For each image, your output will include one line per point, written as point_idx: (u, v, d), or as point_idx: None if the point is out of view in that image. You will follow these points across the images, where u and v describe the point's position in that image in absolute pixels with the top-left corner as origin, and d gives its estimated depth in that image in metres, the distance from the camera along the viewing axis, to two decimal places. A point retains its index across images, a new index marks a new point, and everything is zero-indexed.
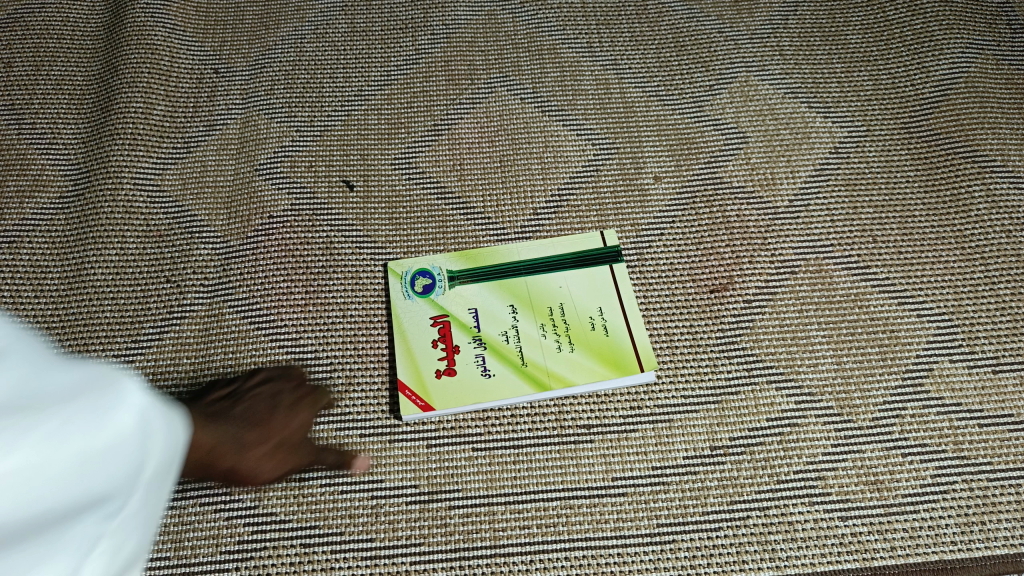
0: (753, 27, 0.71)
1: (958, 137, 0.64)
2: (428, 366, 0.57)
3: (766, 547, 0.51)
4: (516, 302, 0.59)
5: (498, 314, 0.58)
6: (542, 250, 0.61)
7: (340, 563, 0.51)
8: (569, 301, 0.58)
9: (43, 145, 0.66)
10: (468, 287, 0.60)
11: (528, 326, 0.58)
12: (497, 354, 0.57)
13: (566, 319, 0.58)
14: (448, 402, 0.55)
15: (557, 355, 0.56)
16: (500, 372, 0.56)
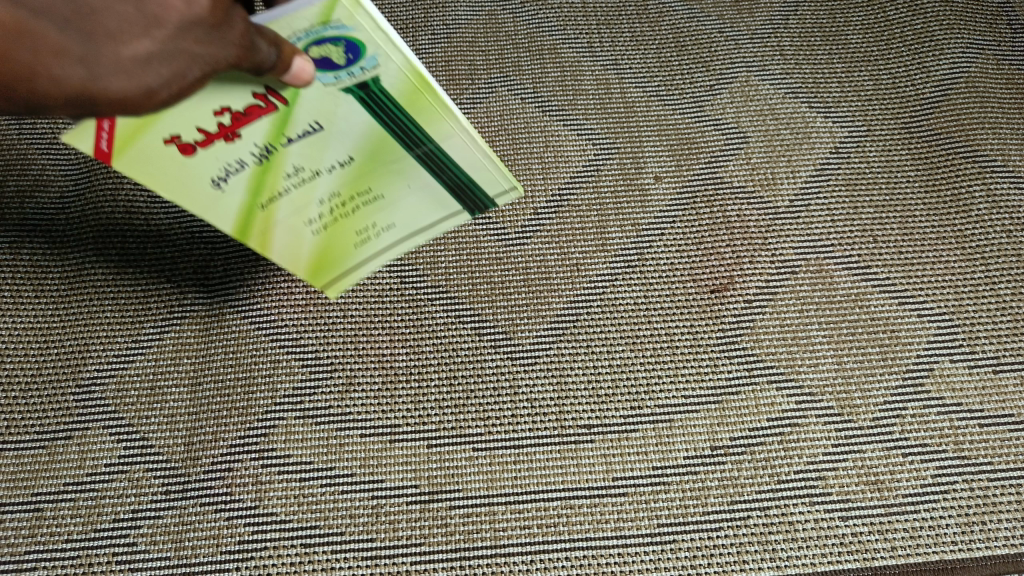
0: (753, 27, 0.71)
1: (958, 137, 0.64)
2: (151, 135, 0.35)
3: (766, 547, 0.51)
4: (330, 140, 0.39)
5: (326, 149, 0.40)
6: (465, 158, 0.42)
7: (341, 563, 0.52)
8: (410, 142, 0.41)
9: (43, 145, 0.66)
10: (359, 36, 0.34)
11: (354, 169, 0.42)
12: (279, 199, 0.41)
13: (422, 199, 0.45)
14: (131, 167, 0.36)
15: (398, 215, 0.46)
16: (230, 195, 0.39)
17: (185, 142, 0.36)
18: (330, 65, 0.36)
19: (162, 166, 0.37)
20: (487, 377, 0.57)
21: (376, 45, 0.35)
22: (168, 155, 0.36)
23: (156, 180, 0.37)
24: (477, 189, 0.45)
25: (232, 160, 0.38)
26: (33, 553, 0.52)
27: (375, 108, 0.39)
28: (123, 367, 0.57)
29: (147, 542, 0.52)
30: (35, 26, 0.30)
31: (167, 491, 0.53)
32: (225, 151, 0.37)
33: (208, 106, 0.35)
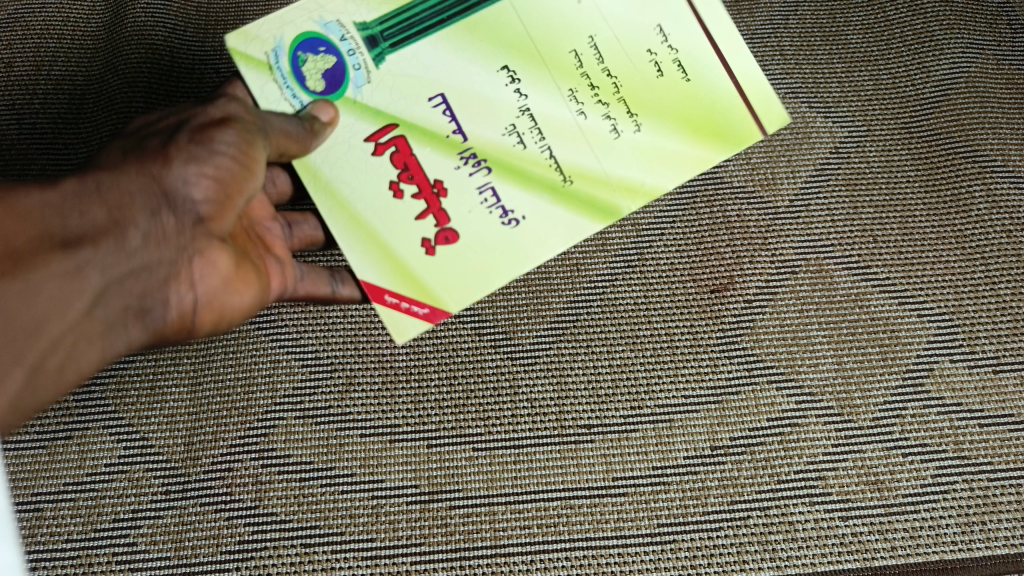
0: (771, 12, 0.67)
1: (958, 137, 0.63)
2: (414, 257, 0.48)
3: (765, 547, 0.52)
4: (470, 121, 0.48)
5: (496, 119, 0.48)
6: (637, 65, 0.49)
7: (341, 563, 0.52)
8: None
9: (43, 145, 0.64)
10: (291, 37, 0.48)
11: (557, 114, 0.48)
12: (604, 168, 0.48)
13: (654, 78, 0.49)
14: (460, 299, 0.48)
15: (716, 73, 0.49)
16: (558, 221, 0.48)
17: (432, 243, 0.48)
18: (340, 69, 0.48)
19: (451, 266, 0.48)
20: (487, 377, 0.56)
21: (317, 9, 0.49)
22: (445, 254, 0.48)
23: (468, 279, 0.48)
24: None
25: (470, 206, 0.48)
26: (34, 553, 0.52)
27: (405, 14, 0.49)
28: (123, 367, 0.56)
29: (147, 542, 0.53)
30: (72, 344, 0.39)
31: (167, 491, 0.54)
32: (482, 219, 0.48)
33: (390, 189, 0.48)
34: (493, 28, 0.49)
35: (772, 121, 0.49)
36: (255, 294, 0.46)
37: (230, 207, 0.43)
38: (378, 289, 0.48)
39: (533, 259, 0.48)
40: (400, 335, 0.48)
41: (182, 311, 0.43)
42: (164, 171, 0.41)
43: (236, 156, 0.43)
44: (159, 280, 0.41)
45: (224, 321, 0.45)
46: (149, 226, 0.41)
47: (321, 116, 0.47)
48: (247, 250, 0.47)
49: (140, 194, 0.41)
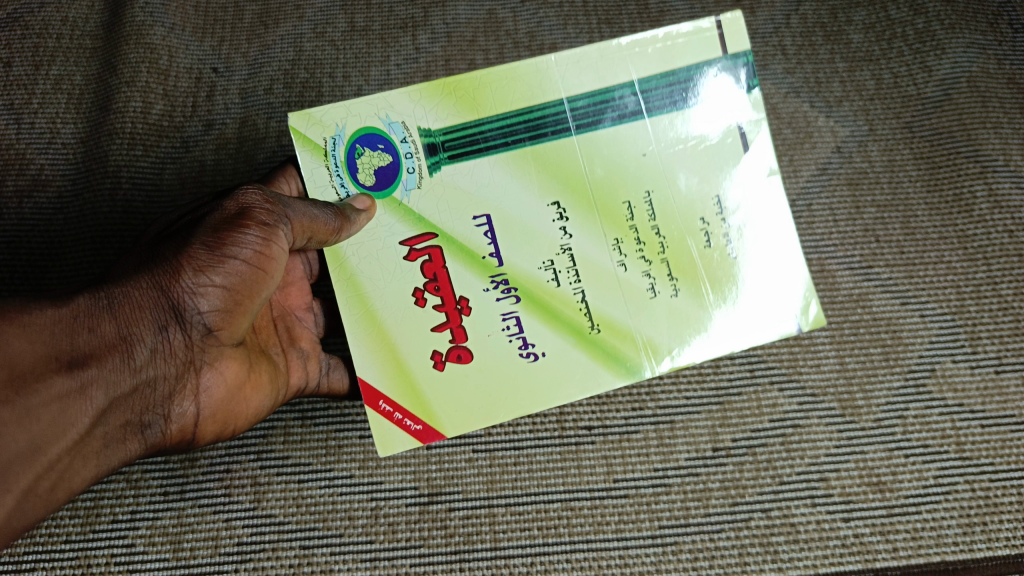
0: (773, 7, 0.66)
1: (960, 137, 0.62)
2: (421, 368, 0.50)
3: (767, 549, 0.52)
4: (508, 246, 0.51)
5: (530, 235, 0.51)
6: (697, 195, 0.51)
7: (340, 565, 0.52)
8: (569, 132, 0.50)
9: (42, 145, 0.63)
10: (352, 129, 0.50)
11: (599, 262, 0.51)
12: (632, 326, 0.51)
13: (704, 246, 0.51)
14: (459, 425, 0.50)
15: (765, 259, 0.51)
16: (576, 364, 0.51)
17: (442, 359, 0.50)
18: (393, 167, 0.50)
19: (459, 386, 0.50)
20: None
21: (384, 106, 0.50)
22: (453, 370, 0.50)
23: (471, 408, 0.50)
24: (709, 65, 0.51)
25: (493, 327, 0.51)
26: (32, 553, 0.52)
27: (470, 131, 0.50)
28: None
29: (145, 543, 0.52)
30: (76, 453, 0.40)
31: (166, 492, 0.53)
32: (495, 344, 0.51)
33: (417, 308, 0.50)
34: (555, 160, 0.50)
35: (812, 321, 0.52)
36: (264, 397, 0.49)
37: (239, 318, 0.45)
38: (375, 396, 0.50)
39: (543, 402, 0.50)
40: (387, 448, 0.50)
41: (183, 424, 0.45)
42: (174, 293, 0.42)
43: (251, 262, 0.44)
44: (165, 394, 0.43)
45: (226, 430, 0.48)
46: (158, 341, 0.43)
47: (356, 207, 0.49)
48: (263, 350, 0.50)
49: (146, 315, 0.42)
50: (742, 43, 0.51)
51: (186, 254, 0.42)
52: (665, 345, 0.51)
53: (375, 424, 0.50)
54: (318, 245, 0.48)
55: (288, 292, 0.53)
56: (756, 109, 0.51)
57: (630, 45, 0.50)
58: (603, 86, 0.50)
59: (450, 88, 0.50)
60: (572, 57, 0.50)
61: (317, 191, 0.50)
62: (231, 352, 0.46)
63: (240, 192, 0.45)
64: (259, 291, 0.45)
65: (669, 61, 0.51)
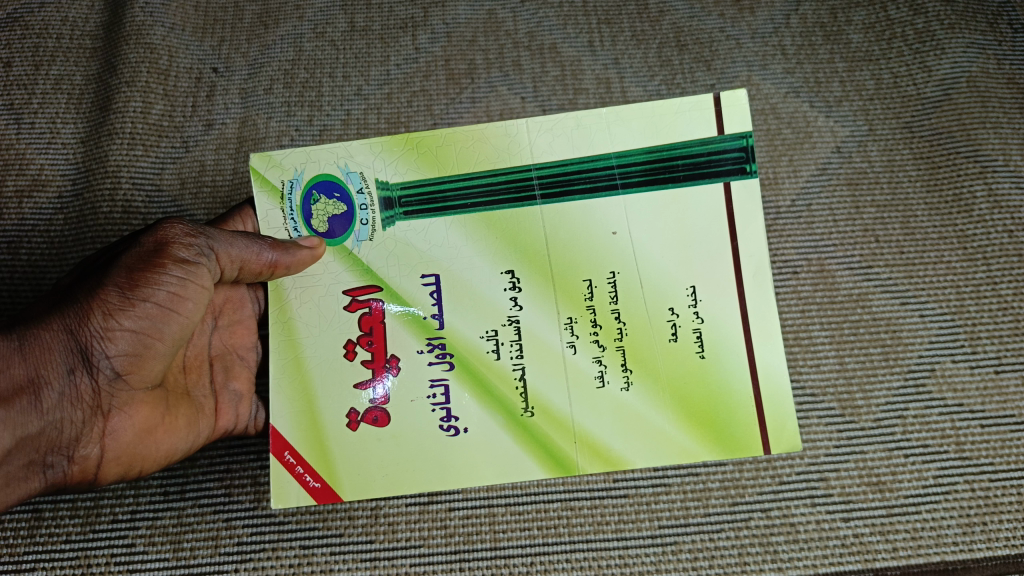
0: (774, 7, 0.66)
1: (960, 137, 0.61)
2: (334, 426, 0.51)
3: (767, 549, 0.52)
4: (450, 309, 0.52)
5: (469, 298, 0.52)
6: (662, 284, 0.50)
7: (340, 565, 0.52)
8: (531, 200, 0.52)
9: (42, 145, 0.63)
10: (309, 175, 0.53)
11: (547, 340, 0.51)
12: (572, 413, 0.50)
13: (668, 341, 0.50)
14: (358, 491, 0.50)
15: (738, 363, 0.49)
16: (497, 445, 0.50)
17: (358, 419, 0.51)
18: (346, 216, 0.53)
19: (372, 449, 0.50)
20: None
21: (343, 156, 0.53)
22: (367, 432, 0.50)
23: (375, 476, 0.50)
24: (702, 146, 0.50)
25: (416, 391, 0.51)
26: (33, 553, 0.52)
27: (428, 188, 0.52)
28: None
29: (145, 544, 0.52)
30: None
31: (166, 492, 0.54)
32: (416, 412, 0.51)
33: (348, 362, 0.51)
34: (514, 227, 0.51)
35: (780, 443, 0.49)
36: (179, 440, 0.49)
37: (147, 359, 0.47)
38: (284, 446, 0.50)
39: (454, 481, 0.50)
40: (279, 499, 0.50)
41: (87, 466, 0.47)
42: (83, 338, 0.45)
43: (159, 302, 0.46)
44: (72, 436, 0.45)
45: (134, 472, 0.49)
46: (65, 385, 0.45)
47: (302, 245, 0.51)
48: (187, 391, 0.50)
49: (55, 358, 0.45)
50: (742, 124, 0.50)
51: (96, 299, 0.45)
52: (605, 440, 0.50)
53: (274, 474, 0.50)
54: (252, 277, 0.51)
55: (234, 331, 0.54)
56: (751, 200, 0.49)
57: (613, 115, 0.51)
58: (579, 157, 0.51)
59: (413, 144, 0.53)
60: (547, 124, 0.52)
61: (269, 231, 0.53)
62: (143, 395, 0.48)
63: (159, 227, 0.48)
64: (168, 331, 0.47)
65: (655, 136, 0.51)
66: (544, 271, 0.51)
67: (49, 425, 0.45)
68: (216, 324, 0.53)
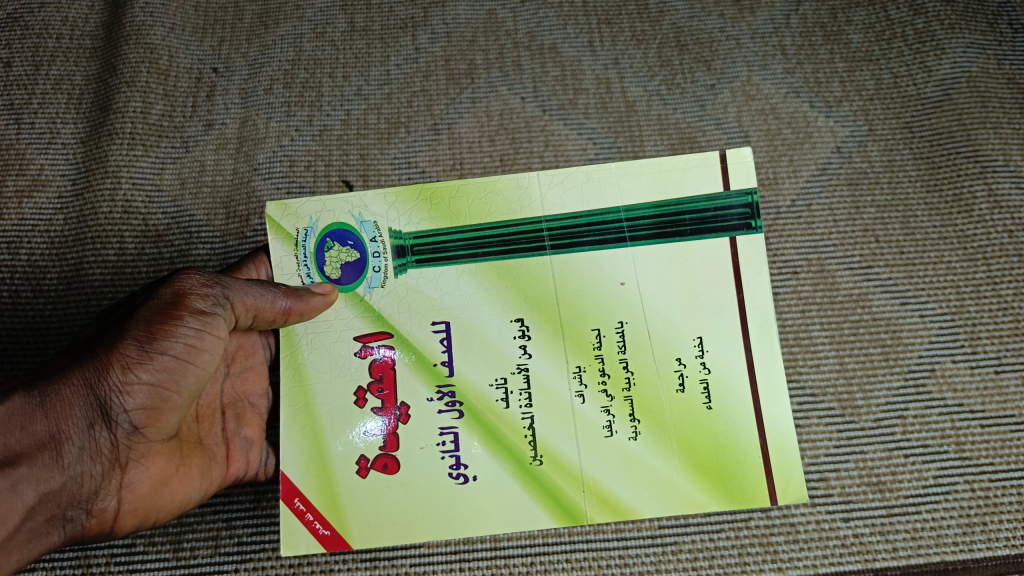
0: (773, 8, 0.66)
1: (960, 137, 0.61)
2: (344, 473, 0.52)
3: (767, 548, 0.52)
4: (460, 356, 0.53)
5: (476, 343, 0.53)
6: (669, 333, 0.52)
7: (340, 565, 0.52)
8: (541, 250, 0.53)
9: (42, 145, 0.63)
10: (323, 224, 0.55)
11: (555, 388, 0.52)
12: (580, 463, 0.51)
13: (675, 392, 0.51)
14: (367, 539, 0.51)
15: (744, 413, 0.51)
16: (506, 495, 0.51)
17: (368, 466, 0.52)
18: (359, 263, 0.54)
19: (383, 499, 0.51)
20: None
21: (358, 205, 0.55)
22: (376, 479, 0.51)
23: (385, 524, 0.51)
24: (708, 202, 0.53)
25: (426, 441, 0.52)
26: None
27: (441, 237, 0.54)
28: None
29: (145, 544, 0.53)
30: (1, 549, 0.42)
31: None
32: (426, 459, 0.52)
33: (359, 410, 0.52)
34: (523, 276, 0.53)
35: (786, 495, 0.50)
36: (192, 489, 0.49)
37: (165, 412, 0.47)
38: (293, 491, 0.51)
39: (463, 529, 0.51)
40: (291, 546, 0.51)
41: (105, 518, 0.46)
42: (102, 392, 0.44)
43: (178, 355, 0.46)
44: (91, 490, 0.45)
45: (149, 521, 0.48)
46: (85, 440, 0.45)
47: (316, 291, 0.52)
48: (199, 439, 0.50)
49: (75, 412, 0.44)
50: (747, 181, 0.52)
51: (115, 352, 0.45)
52: (614, 491, 0.51)
53: (284, 521, 0.51)
54: (265, 323, 0.52)
55: (245, 377, 0.54)
56: (756, 254, 0.52)
57: (622, 171, 0.54)
58: (589, 210, 0.54)
59: (427, 194, 0.55)
60: (558, 178, 0.54)
61: (283, 276, 0.54)
62: (159, 447, 0.47)
63: (177, 278, 0.47)
64: (186, 384, 0.47)
65: (663, 192, 0.53)
66: (551, 320, 0.53)
67: (69, 480, 0.44)
68: (229, 370, 0.53)
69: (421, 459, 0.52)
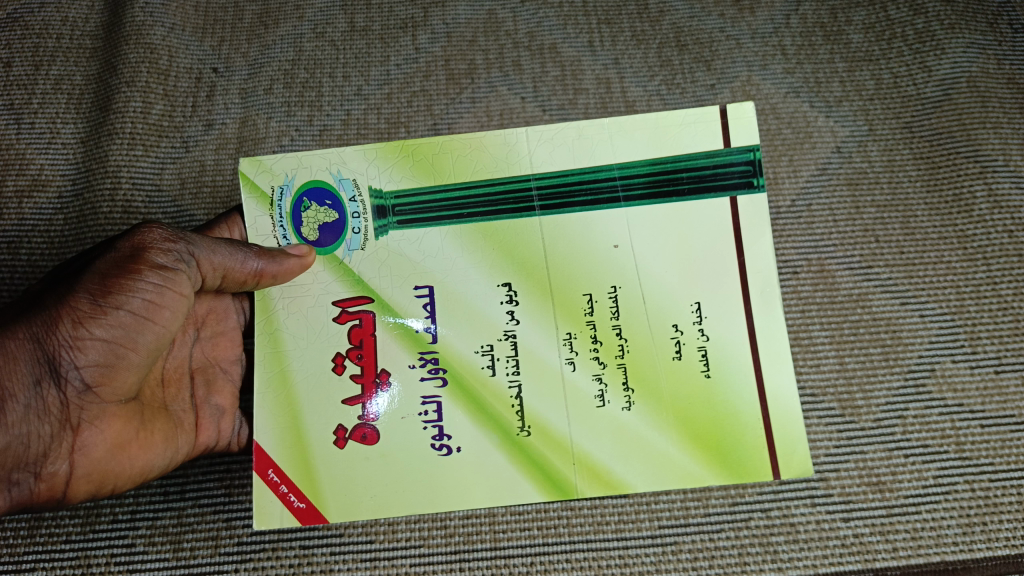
0: (773, 8, 0.66)
1: (960, 137, 0.61)
2: (321, 444, 0.49)
3: (767, 549, 0.52)
4: (444, 321, 0.51)
5: (461, 308, 0.51)
6: (665, 297, 0.49)
7: (340, 565, 0.52)
8: (530, 211, 0.51)
9: (42, 145, 0.63)
10: (300, 182, 0.52)
11: (544, 355, 0.50)
12: (571, 435, 0.49)
13: (671, 359, 0.49)
14: (344, 513, 0.49)
15: (744, 383, 0.48)
16: (492, 467, 0.48)
17: (346, 436, 0.49)
18: (337, 225, 0.52)
19: (362, 470, 0.49)
20: None
21: (336, 162, 0.52)
22: (355, 450, 0.49)
23: (363, 497, 0.48)
24: (708, 158, 0.50)
25: (407, 410, 0.50)
26: (32, 554, 0.52)
27: (422, 197, 0.52)
28: None
29: (145, 544, 0.53)
30: None
31: (166, 492, 0.54)
32: (407, 429, 0.49)
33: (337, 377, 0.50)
34: (511, 239, 0.51)
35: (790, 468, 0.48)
36: (153, 455, 0.48)
37: (120, 371, 0.46)
38: (266, 463, 0.49)
39: (445, 504, 0.48)
40: (263, 521, 0.49)
41: (55, 483, 0.45)
42: (52, 349, 0.44)
43: (134, 311, 0.45)
44: (40, 451, 0.44)
45: (105, 490, 0.47)
46: (31, 398, 0.44)
47: (289, 252, 0.50)
48: (164, 405, 0.50)
49: (20, 370, 0.44)
50: (749, 138, 0.50)
51: (66, 307, 0.44)
52: (605, 464, 0.48)
53: (257, 492, 0.49)
54: (236, 285, 0.51)
55: (216, 343, 0.54)
56: (757, 215, 0.49)
57: (615, 127, 0.51)
58: (581, 168, 0.51)
59: (408, 151, 0.52)
60: (547, 134, 0.51)
61: (257, 238, 0.51)
62: (115, 409, 0.47)
63: (137, 232, 0.47)
64: (143, 342, 0.46)
65: (660, 149, 0.50)
66: (542, 283, 0.50)
67: (14, 439, 0.44)
68: (199, 335, 0.53)
69: (403, 430, 0.49)
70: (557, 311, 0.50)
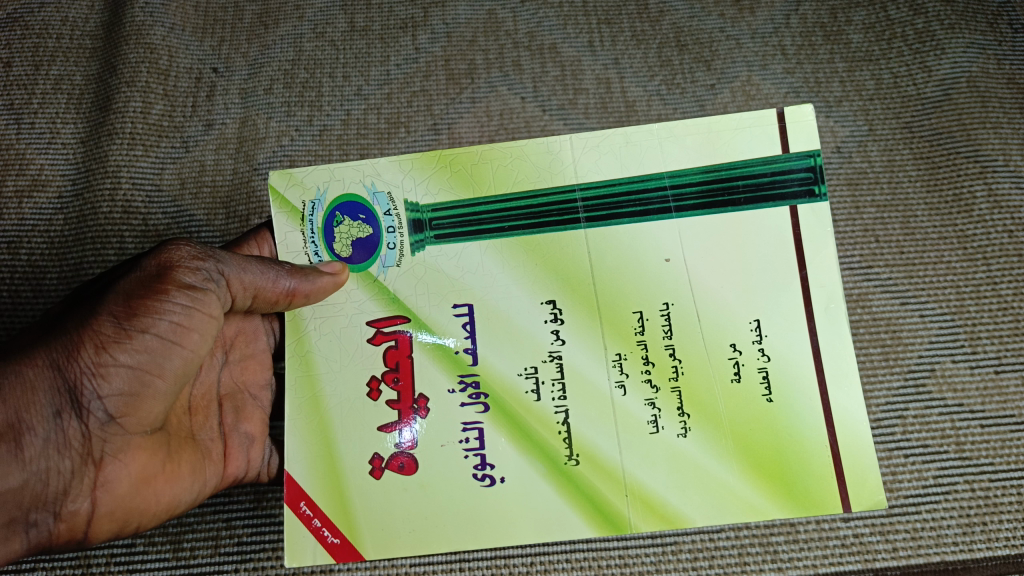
0: (772, 8, 0.66)
1: (960, 137, 0.61)
2: (355, 473, 0.47)
3: (767, 548, 0.52)
4: (485, 341, 0.49)
5: (501, 328, 0.49)
6: (722, 313, 0.47)
7: (340, 565, 0.52)
8: (575, 223, 0.49)
9: (42, 145, 0.63)
10: (331, 195, 0.50)
11: (593, 378, 0.47)
12: (622, 464, 0.46)
13: (729, 382, 0.46)
14: (381, 548, 0.46)
15: (810, 406, 0.46)
16: (538, 499, 0.46)
17: (382, 465, 0.47)
18: (370, 241, 0.50)
19: (401, 501, 0.47)
20: None
21: (370, 175, 0.50)
22: (391, 480, 0.47)
23: (400, 531, 0.46)
24: (765, 165, 0.48)
25: (446, 438, 0.47)
26: (32, 553, 0.52)
27: (461, 210, 0.50)
28: None
29: (145, 544, 0.53)
30: None
31: None
32: (446, 459, 0.47)
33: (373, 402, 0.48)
34: (556, 253, 0.49)
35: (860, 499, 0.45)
36: (180, 489, 0.46)
37: (145, 400, 0.44)
38: (298, 495, 0.47)
39: (488, 539, 0.46)
40: (294, 558, 0.46)
41: (76, 522, 0.43)
42: (71, 378, 0.42)
43: (160, 334, 0.44)
44: (59, 488, 0.42)
45: (129, 528, 0.45)
46: (51, 431, 0.42)
47: (323, 271, 0.49)
48: (192, 434, 0.48)
49: (38, 401, 0.42)
50: (807, 143, 0.48)
51: (88, 331, 0.43)
52: (660, 495, 0.46)
53: (289, 526, 0.47)
54: (267, 305, 0.49)
55: (245, 366, 0.52)
56: (820, 224, 0.47)
57: (665, 133, 0.49)
58: (628, 177, 0.49)
59: (446, 161, 0.50)
60: (593, 141, 0.50)
61: (288, 254, 0.50)
62: (140, 441, 0.44)
63: (164, 250, 0.46)
64: (169, 367, 0.44)
65: (713, 155, 0.48)
66: (587, 299, 0.48)
67: (31, 475, 0.42)
68: (228, 359, 0.51)
69: (443, 460, 0.47)
70: (607, 330, 0.48)
